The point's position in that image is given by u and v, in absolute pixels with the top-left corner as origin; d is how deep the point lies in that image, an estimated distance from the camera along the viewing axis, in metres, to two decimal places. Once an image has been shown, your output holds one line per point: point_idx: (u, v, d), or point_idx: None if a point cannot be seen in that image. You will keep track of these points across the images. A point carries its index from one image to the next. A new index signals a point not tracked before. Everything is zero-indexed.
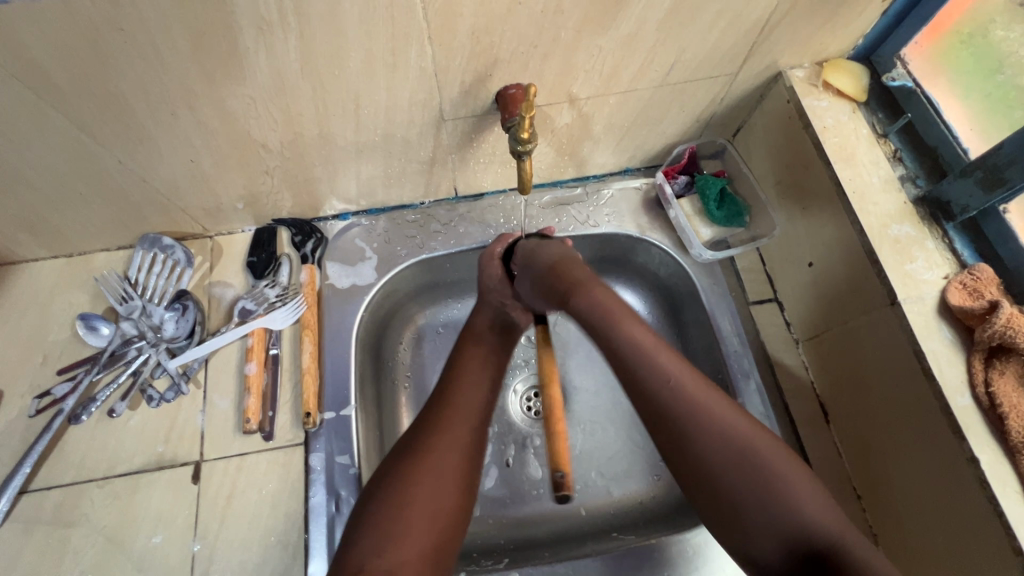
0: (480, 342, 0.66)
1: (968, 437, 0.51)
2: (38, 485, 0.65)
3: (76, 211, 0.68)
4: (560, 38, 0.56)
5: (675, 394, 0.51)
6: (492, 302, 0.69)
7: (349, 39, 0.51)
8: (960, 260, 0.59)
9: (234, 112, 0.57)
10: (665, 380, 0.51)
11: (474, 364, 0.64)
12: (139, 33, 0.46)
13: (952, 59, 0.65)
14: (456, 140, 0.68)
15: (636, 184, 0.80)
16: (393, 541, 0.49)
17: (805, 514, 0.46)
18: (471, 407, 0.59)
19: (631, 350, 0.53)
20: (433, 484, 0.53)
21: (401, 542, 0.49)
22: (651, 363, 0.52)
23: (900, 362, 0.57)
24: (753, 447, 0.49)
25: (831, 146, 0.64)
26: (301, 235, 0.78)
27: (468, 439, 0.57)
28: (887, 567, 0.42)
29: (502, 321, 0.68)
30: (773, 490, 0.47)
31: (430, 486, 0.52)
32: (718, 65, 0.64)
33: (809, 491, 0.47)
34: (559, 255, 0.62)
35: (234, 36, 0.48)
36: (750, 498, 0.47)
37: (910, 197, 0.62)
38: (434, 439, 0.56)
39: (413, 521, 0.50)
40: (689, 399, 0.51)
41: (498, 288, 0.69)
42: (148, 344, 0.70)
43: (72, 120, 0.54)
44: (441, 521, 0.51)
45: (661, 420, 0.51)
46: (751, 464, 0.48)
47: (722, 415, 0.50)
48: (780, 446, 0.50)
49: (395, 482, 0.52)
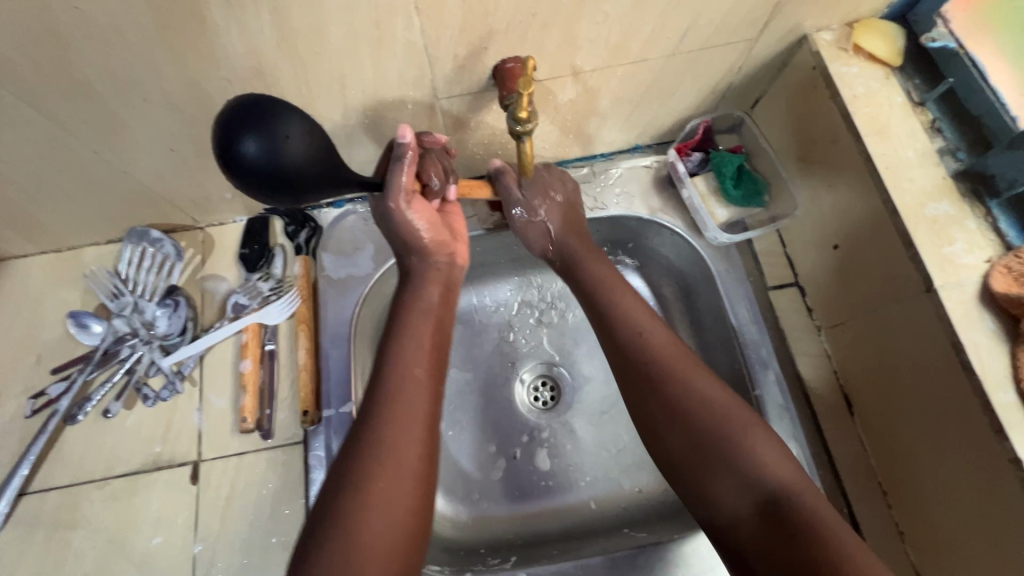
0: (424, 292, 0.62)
1: (1010, 437, 0.46)
2: (37, 487, 0.64)
3: (58, 204, 0.65)
4: (561, 5, 0.50)
5: (643, 343, 0.59)
6: (426, 266, 0.64)
7: (328, 12, 0.46)
8: (1005, 241, 0.53)
9: (211, 98, 0.53)
10: (638, 330, 0.59)
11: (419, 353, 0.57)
12: (96, 12, 0.42)
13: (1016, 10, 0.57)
14: (452, 120, 0.63)
15: (646, 162, 0.75)
16: (367, 498, 0.47)
17: (761, 464, 0.50)
18: (418, 401, 0.53)
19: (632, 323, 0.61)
20: (399, 445, 0.50)
21: (372, 496, 0.47)
22: (644, 344, 0.58)
23: (937, 357, 0.52)
24: (719, 417, 0.52)
25: (862, 117, 0.58)
26: (294, 225, 0.74)
27: (418, 425, 0.52)
28: (777, 463, 0.50)
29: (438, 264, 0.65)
30: (737, 459, 0.50)
31: (396, 443, 0.50)
32: (737, 30, 0.58)
33: (772, 451, 0.50)
34: (559, 214, 0.68)
35: (202, 13, 0.44)
36: (721, 456, 0.51)
37: (950, 171, 0.56)
38: (392, 407, 0.52)
39: (378, 492, 0.47)
40: (670, 389, 0.55)
41: (442, 263, 0.65)
42: (140, 342, 0.68)
43: (38, 109, 0.50)
44: (397, 537, 0.46)
45: (634, 372, 0.58)
46: (697, 410, 0.53)
47: (712, 394, 0.54)
48: (727, 395, 0.54)
49: (361, 450, 0.49)
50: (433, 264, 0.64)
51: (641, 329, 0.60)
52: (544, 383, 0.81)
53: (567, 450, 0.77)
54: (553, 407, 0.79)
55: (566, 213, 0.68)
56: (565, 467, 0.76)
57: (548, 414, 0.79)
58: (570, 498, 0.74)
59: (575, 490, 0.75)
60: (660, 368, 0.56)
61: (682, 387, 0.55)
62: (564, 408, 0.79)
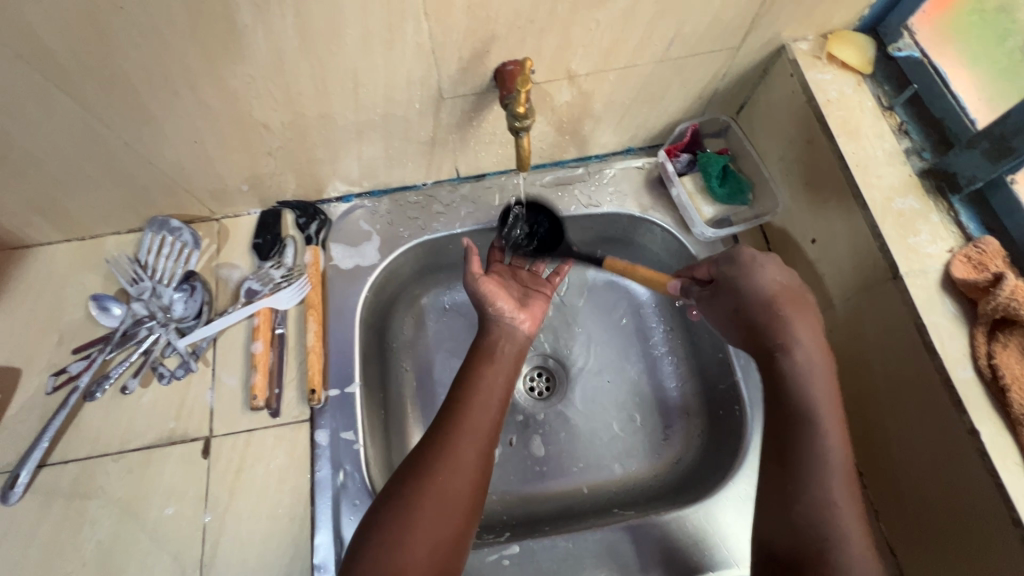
0: (489, 359, 0.65)
1: (969, 410, 0.50)
2: (56, 459, 0.67)
3: (85, 193, 0.69)
4: (556, 12, 0.55)
5: (797, 390, 0.54)
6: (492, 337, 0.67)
7: (345, 15, 0.51)
8: (966, 233, 0.57)
9: (235, 93, 0.58)
10: (803, 375, 0.54)
11: (484, 384, 0.62)
12: (138, 11, 0.47)
13: (979, 20, 0.62)
14: (456, 119, 0.68)
15: (638, 163, 0.80)
16: (406, 543, 0.51)
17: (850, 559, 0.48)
18: (472, 453, 0.57)
19: (792, 374, 0.55)
20: (442, 494, 0.54)
21: (410, 538, 0.51)
22: (797, 391, 0.54)
23: (903, 339, 0.56)
24: (833, 501, 0.50)
25: (835, 120, 0.63)
26: (305, 217, 0.79)
27: (468, 480, 0.55)
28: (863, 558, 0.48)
29: (511, 337, 0.67)
30: (835, 546, 0.49)
31: (439, 494, 0.54)
32: (720, 38, 0.63)
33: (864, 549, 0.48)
34: (785, 288, 0.58)
35: (232, 13, 0.49)
36: (826, 540, 0.49)
37: (915, 170, 0.61)
38: (440, 461, 0.55)
39: (417, 539, 0.51)
40: (794, 454, 0.53)
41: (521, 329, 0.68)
42: (158, 325, 0.72)
43: (78, 100, 0.55)
44: (447, 539, 0.52)
45: (782, 432, 0.54)
46: (825, 486, 0.51)
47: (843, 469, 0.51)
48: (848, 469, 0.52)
49: (407, 495, 0.53)
50: (506, 352, 0.66)
51: (812, 376, 0.54)
52: (540, 374, 0.84)
53: (560, 438, 0.80)
54: (547, 397, 0.83)
55: (787, 289, 0.58)
56: (558, 453, 0.79)
57: (543, 403, 0.82)
58: (563, 484, 0.77)
59: (567, 475, 0.78)
60: (817, 424, 0.53)
61: (818, 454, 0.52)
62: (558, 398, 0.82)
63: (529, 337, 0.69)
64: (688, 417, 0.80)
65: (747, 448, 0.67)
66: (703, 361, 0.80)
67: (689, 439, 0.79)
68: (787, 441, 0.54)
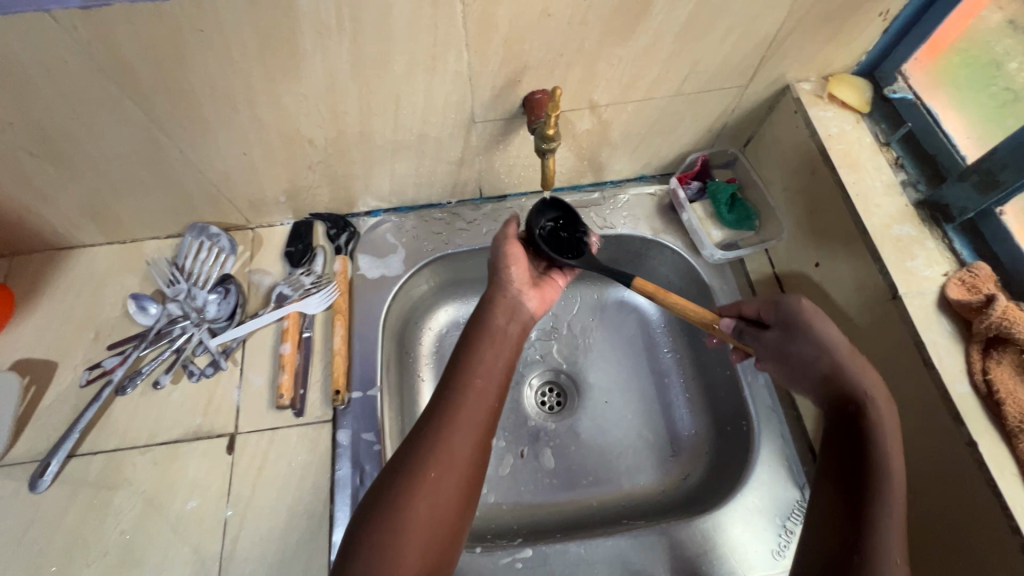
0: (489, 341, 0.62)
1: (967, 423, 0.53)
2: (86, 450, 0.70)
3: (135, 198, 0.74)
4: (584, 48, 0.61)
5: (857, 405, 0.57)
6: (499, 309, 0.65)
7: (396, 44, 0.57)
8: (960, 259, 0.62)
9: (286, 110, 0.63)
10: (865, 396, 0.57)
11: (485, 368, 0.60)
12: (215, 33, 0.53)
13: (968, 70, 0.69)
14: (484, 141, 0.74)
15: (650, 190, 0.85)
16: (400, 539, 0.50)
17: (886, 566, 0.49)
18: (467, 444, 0.55)
19: (855, 394, 0.57)
20: (436, 488, 0.53)
21: (404, 532, 0.50)
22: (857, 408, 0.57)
23: (902, 356, 0.59)
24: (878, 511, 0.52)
25: (836, 152, 0.68)
26: (335, 229, 0.83)
27: (462, 473, 0.54)
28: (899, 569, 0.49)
29: (515, 315, 0.66)
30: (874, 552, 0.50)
31: (432, 487, 0.53)
32: (731, 76, 0.69)
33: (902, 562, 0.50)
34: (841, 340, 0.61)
35: (296, 39, 0.55)
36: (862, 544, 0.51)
37: (911, 201, 0.65)
38: (434, 453, 0.54)
39: (411, 534, 0.51)
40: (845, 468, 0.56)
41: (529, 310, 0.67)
42: (191, 324, 0.76)
43: (145, 111, 0.60)
44: (441, 533, 0.52)
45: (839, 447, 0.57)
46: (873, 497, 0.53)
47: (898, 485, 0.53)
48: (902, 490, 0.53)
49: (399, 488, 0.52)
50: (507, 329, 0.64)
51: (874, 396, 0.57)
52: (551, 389, 0.87)
53: (571, 451, 0.82)
54: (558, 410, 0.85)
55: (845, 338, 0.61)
56: (568, 467, 0.81)
57: (553, 417, 0.85)
58: (571, 495, 0.79)
59: (576, 488, 0.79)
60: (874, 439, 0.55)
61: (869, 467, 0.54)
62: (570, 412, 0.85)
63: (532, 316, 0.67)
64: (696, 434, 0.82)
65: (754, 460, 0.70)
66: (711, 379, 0.83)
67: (696, 455, 0.81)
68: (842, 454, 0.56)
